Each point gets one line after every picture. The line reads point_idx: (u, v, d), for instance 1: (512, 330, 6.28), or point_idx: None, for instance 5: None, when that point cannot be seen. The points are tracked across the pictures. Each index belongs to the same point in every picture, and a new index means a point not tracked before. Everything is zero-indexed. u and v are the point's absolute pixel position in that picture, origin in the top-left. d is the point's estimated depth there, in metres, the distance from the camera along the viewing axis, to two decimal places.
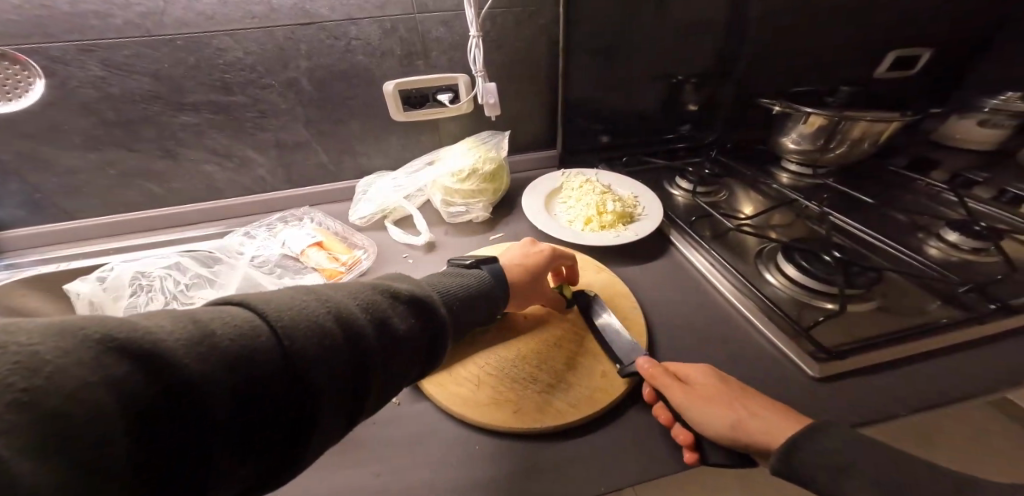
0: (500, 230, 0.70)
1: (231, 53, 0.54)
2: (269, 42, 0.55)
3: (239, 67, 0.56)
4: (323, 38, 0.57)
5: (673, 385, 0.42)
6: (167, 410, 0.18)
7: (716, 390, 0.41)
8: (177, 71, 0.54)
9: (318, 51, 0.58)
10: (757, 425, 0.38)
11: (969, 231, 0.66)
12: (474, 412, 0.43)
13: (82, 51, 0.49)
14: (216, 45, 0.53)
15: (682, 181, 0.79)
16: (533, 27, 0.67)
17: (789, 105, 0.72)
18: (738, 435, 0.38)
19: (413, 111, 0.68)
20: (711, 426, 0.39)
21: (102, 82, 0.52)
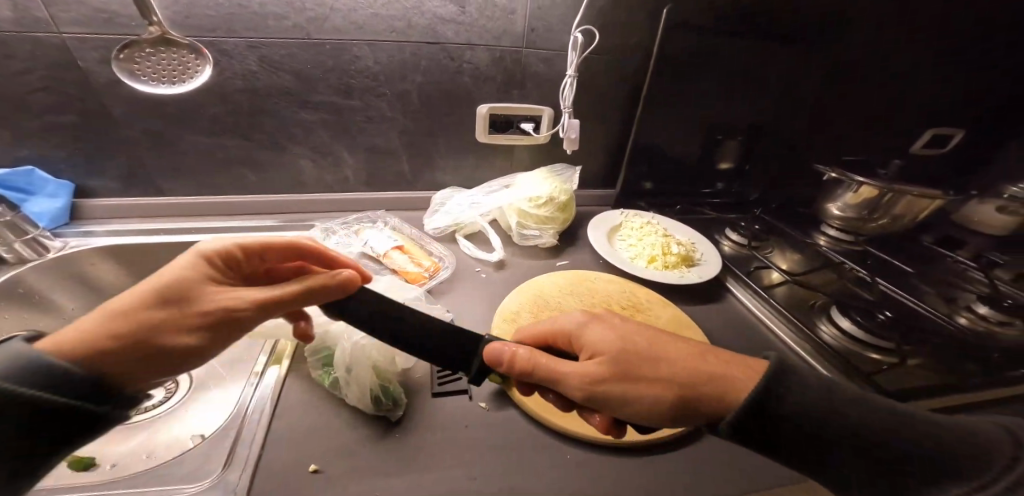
0: (566, 257, 0.74)
1: (363, 61, 0.59)
2: (398, 55, 0.60)
3: (366, 75, 0.60)
4: (442, 58, 0.62)
5: (566, 369, 0.35)
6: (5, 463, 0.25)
7: (613, 356, 0.35)
8: (316, 72, 0.58)
9: (435, 69, 0.63)
10: (707, 392, 0.33)
11: (999, 306, 0.71)
12: (570, 418, 0.45)
13: (251, 47, 0.54)
14: (353, 52, 0.58)
15: (732, 233, 0.84)
16: (623, 74, 0.74)
17: (843, 173, 0.77)
18: (690, 411, 0.33)
19: (496, 135, 0.74)
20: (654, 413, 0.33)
21: (250, 75, 0.56)
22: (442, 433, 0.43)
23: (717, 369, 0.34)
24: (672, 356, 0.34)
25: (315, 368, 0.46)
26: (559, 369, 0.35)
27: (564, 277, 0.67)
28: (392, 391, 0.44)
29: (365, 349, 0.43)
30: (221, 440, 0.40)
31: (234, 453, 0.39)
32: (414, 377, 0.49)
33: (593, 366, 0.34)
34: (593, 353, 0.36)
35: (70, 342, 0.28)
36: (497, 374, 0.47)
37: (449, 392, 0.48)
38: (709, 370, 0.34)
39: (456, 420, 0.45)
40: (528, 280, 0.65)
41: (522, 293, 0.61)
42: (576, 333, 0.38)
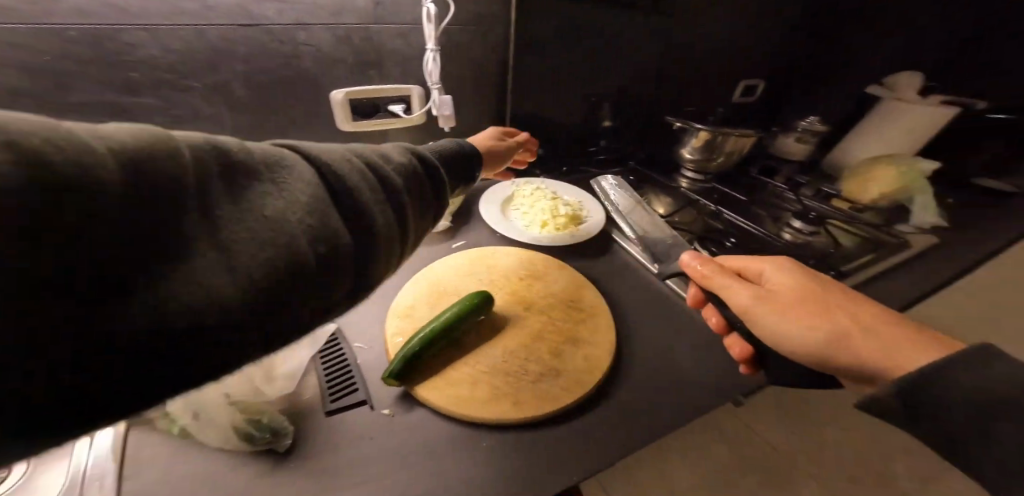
0: (462, 239, 0.72)
1: (145, 49, 0.46)
2: (196, 40, 0.48)
3: (153, 66, 0.48)
4: (262, 41, 0.52)
5: (737, 292, 0.46)
6: (157, 350, 0.18)
7: (800, 292, 0.44)
8: (71, 67, 0.44)
9: (255, 54, 0.52)
10: (847, 353, 0.39)
11: (807, 219, 0.90)
12: (477, 406, 0.45)
13: None
14: (127, 40, 0.45)
15: (613, 188, 0.90)
16: (486, 45, 0.71)
17: (686, 122, 0.91)
18: (832, 353, 0.40)
19: (362, 122, 0.66)
20: (802, 346, 0.42)
21: None
22: (342, 455, 0.41)
23: (884, 330, 0.39)
24: (856, 313, 0.41)
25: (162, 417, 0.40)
26: (733, 291, 0.47)
27: (459, 258, 0.64)
28: (269, 422, 0.40)
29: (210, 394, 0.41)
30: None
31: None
32: (299, 402, 0.44)
33: (777, 293, 0.45)
34: (773, 284, 0.46)
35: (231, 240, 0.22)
36: (392, 377, 0.46)
37: (344, 405, 0.45)
38: (874, 332, 0.39)
39: (359, 436, 0.42)
40: (423, 269, 0.62)
41: (416, 285, 0.58)
42: (769, 274, 0.47)
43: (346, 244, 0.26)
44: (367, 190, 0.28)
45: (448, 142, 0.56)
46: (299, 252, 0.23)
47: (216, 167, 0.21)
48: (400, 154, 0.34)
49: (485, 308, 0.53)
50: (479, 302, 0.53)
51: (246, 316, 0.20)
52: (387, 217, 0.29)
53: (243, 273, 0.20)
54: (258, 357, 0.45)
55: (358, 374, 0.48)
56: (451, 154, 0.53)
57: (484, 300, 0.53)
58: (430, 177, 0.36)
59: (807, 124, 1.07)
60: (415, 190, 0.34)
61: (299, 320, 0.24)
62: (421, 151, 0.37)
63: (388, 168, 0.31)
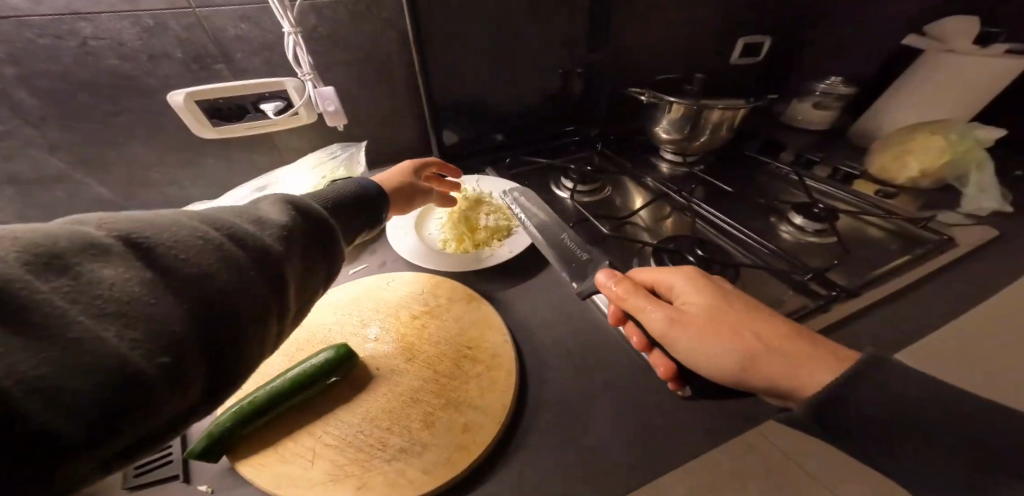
0: (364, 259, 0.60)
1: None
2: None
3: None
4: (29, 37, 0.41)
5: (652, 309, 0.40)
6: (38, 444, 0.15)
7: (711, 311, 0.38)
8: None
9: (29, 54, 0.42)
10: (767, 370, 0.34)
11: (811, 214, 0.70)
12: (302, 495, 0.35)
13: None
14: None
15: (565, 181, 0.76)
16: (373, 19, 0.56)
17: (654, 94, 0.70)
18: (747, 378, 0.35)
19: (225, 126, 0.53)
20: (713, 369, 0.37)
21: None
22: None
23: (796, 349, 0.34)
24: (768, 331, 0.35)
25: None
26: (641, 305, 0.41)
27: (346, 292, 0.54)
28: None
29: None
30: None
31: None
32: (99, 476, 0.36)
33: (687, 313, 0.39)
34: (687, 301, 0.40)
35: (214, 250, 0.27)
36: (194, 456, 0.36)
37: (144, 484, 0.36)
38: (784, 353, 0.34)
39: None
40: None
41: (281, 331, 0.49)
42: (682, 290, 0.41)
43: (230, 320, 0.21)
44: (243, 261, 0.23)
45: (349, 184, 0.41)
46: (167, 325, 0.19)
47: (44, 263, 0.17)
48: (290, 214, 0.28)
49: (342, 364, 0.43)
50: (339, 357, 0.43)
51: (108, 412, 0.17)
52: (280, 274, 0.25)
53: (74, 343, 0.16)
54: None
55: (178, 443, 0.39)
56: (348, 200, 0.39)
57: (350, 354, 0.44)
58: (327, 239, 0.30)
59: (825, 86, 0.87)
60: (314, 249, 0.29)
61: (177, 411, 0.20)
62: (312, 205, 0.30)
63: (273, 227, 0.26)
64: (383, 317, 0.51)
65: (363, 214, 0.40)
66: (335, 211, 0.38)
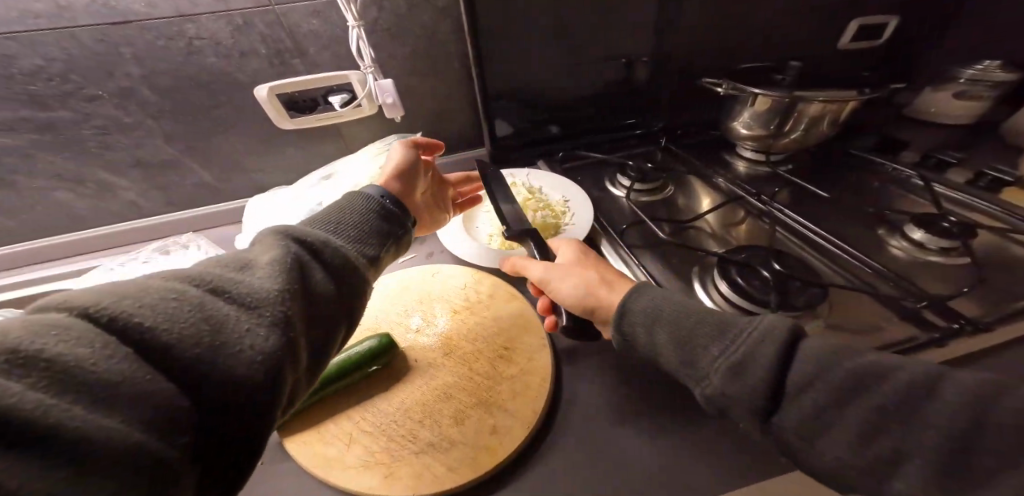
0: (412, 250, 0.62)
1: (24, 60, 0.44)
2: (75, 47, 0.45)
3: (43, 77, 0.45)
4: (148, 39, 0.46)
5: (535, 264, 0.47)
6: None
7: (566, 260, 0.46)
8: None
9: (147, 54, 0.47)
10: (601, 295, 0.41)
11: (937, 228, 0.57)
12: (337, 474, 0.37)
13: None
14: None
15: (622, 179, 0.70)
16: (431, 9, 0.57)
17: (734, 85, 0.61)
18: (588, 304, 0.42)
19: (301, 118, 0.58)
20: (567, 300, 0.43)
21: None
22: None
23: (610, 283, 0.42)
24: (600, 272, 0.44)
25: None
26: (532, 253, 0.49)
27: (394, 282, 0.55)
28: None
29: None
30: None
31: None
32: None
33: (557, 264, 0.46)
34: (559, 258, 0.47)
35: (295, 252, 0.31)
36: None
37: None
38: (610, 284, 0.42)
39: None
40: None
41: None
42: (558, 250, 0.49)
43: (224, 379, 0.22)
44: (231, 314, 0.24)
45: (357, 198, 0.39)
46: (158, 394, 0.20)
47: (21, 361, 0.17)
48: (281, 249, 0.29)
49: (381, 353, 0.44)
50: (381, 347, 0.44)
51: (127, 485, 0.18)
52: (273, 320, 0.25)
53: (64, 429, 0.16)
54: None
55: None
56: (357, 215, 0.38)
57: (391, 345, 0.45)
58: (332, 268, 0.32)
59: (975, 71, 0.68)
60: (308, 282, 0.29)
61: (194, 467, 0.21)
62: (305, 238, 0.31)
63: (256, 273, 0.27)
64: (424, 309, 0.52)
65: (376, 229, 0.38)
66: (346, 229, 0.36)
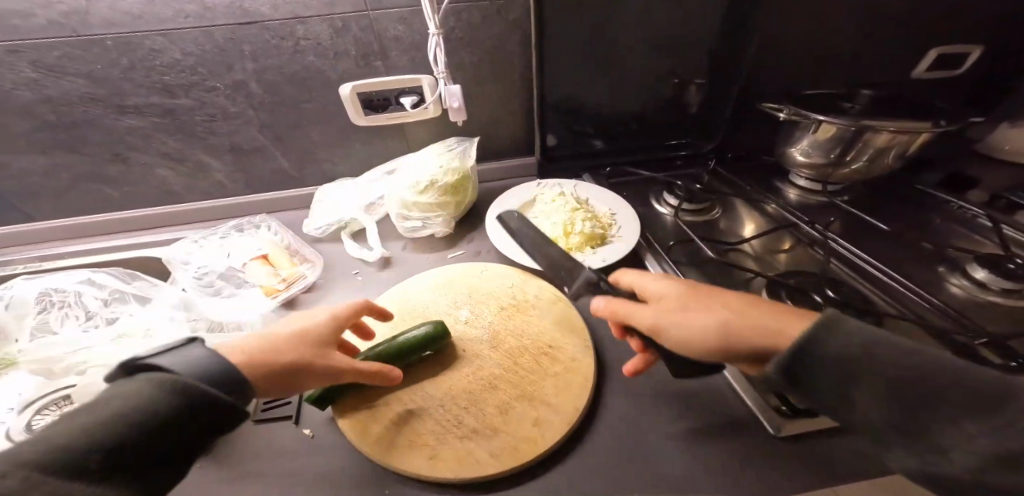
0: (462, 247, 0.65)
1: (167, 54, 0.51)
2: (207, 43, 0.51)
3: (178, 69, 0.52)
4: (266, 39, 0.52)
5: (637, 308, 0.39)
6: None
7: (686, 297, 0.37)
8: (111, 72, 0.51)
9: (262, 52, 0.53)
10: (750, 324, 0.33)
11: (1001, 269, 0.55)
12: (387, 452, 0.39)
13: (13, 53, 0.47)
14: (150, 45, 0.49)
15: (669, 197, 0.72)
16: (504, 22, 0.62)
17: (796, 112, 0.62)
18: (733, 345, 0.33)
19: (375, 115, 0.64)
20: (695, 345, 0.35)
21: (37, 84, 0.50)
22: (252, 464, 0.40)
23: (765, 314, 0.34)
24: (730, 300, 0.36)
25: None
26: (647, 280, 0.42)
27: (445, 274, 0.58)
28: None
29: None
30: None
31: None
32: None
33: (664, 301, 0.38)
34: (659, 296, 0.40)
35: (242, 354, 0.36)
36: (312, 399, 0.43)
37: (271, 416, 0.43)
38: (757, 313, 0.34)
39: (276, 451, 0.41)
40: (403, 282, 0.57)
41: (387, 303, 0.54)
42: (651, 287, 0.41)
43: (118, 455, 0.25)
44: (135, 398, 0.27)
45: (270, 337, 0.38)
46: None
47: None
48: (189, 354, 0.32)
49: (433, 340, 0.46)
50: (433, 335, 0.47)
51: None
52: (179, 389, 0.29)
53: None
54: None
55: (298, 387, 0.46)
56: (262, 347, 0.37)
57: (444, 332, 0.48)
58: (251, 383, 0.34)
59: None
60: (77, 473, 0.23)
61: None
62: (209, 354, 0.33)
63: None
64: (474, 302, 0.54)
65: (201, 388, 0.29)
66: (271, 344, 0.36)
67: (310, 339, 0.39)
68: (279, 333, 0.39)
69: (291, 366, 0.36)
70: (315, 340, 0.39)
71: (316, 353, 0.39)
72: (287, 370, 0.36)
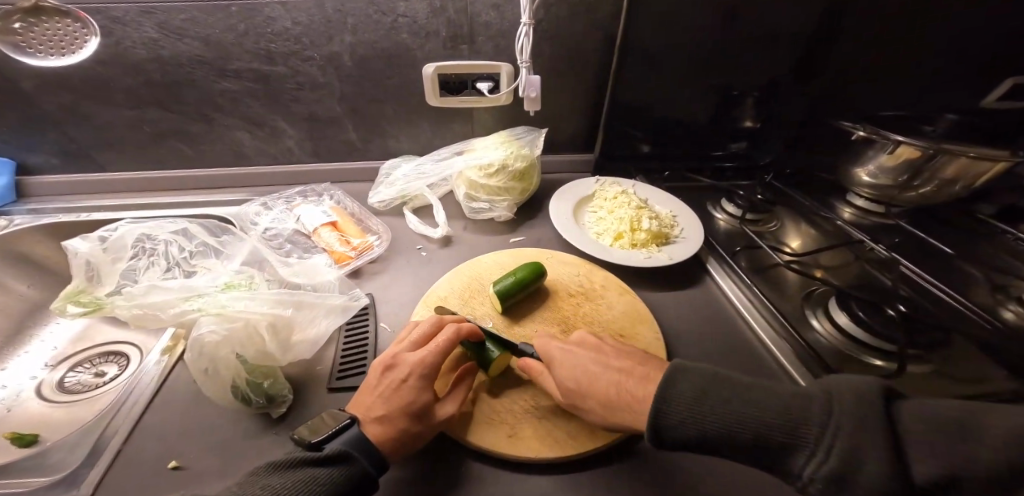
0: (522, 233, 0.66)
1: (279, 22, 0.55)
2: (317, 13, 0.55)
3: (284, 38, 0.57)
4: (369, 13, 0.56)
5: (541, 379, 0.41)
6: None
7: (569, 382, 0.39)
8: (225, 36, 0.56)
9: (363, 26, 0.57)
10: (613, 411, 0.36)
11: None
12: (465, 429, 0.39)
13: (141, 12, 0.52)
14: (266, 13, 0.54)
15: (728, 204, 0.72)
16: (589, 20, 0.64)
17: (874, 130, 0.63)
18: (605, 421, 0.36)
19: (449, 97, 0.66)
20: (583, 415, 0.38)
21: (154, 44, 0.55)
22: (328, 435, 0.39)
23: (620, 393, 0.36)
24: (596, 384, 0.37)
25: (255, 399, 0.37)
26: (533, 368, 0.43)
27: (513, 254, 0.59)
28: (267, 387, 0.37)
29: (221, 345, 0.35)
30: (106, 421, 0.37)
31: (85, 466, 0.34)
32: (312, 370, 0.43)
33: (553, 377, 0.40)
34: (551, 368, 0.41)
35: (376, 430, 0.34)
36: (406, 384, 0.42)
37: (349, 387, 0.41)
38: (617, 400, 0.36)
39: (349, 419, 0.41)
40: (473, 258, 0.58)
41: (456, 275, 0.55)
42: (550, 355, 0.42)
43: None
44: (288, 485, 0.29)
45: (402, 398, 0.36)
46: None
47: None
48: (336, 433, 0.33)
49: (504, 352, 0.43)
50: (539, 269, 0.52)
51: None
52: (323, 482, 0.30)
53: None
54: (277, 312, 0.39)
55: (370, 352, 0.45)
56: (390, 421, 0.35)
57: (541, 265, 0.54)
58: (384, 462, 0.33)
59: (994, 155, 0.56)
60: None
61: None
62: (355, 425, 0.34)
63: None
64: (545, 288, 0.55)
65: (361, 459, 0.32)
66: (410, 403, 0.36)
67: (412, 411, 0.35)
68: (385, 406, 0.35)
69: (415, 442, 0.35)
70: (420, 408, 0.36)
71: (434, 420, 0.36)
72: (412, 447, 0.35)
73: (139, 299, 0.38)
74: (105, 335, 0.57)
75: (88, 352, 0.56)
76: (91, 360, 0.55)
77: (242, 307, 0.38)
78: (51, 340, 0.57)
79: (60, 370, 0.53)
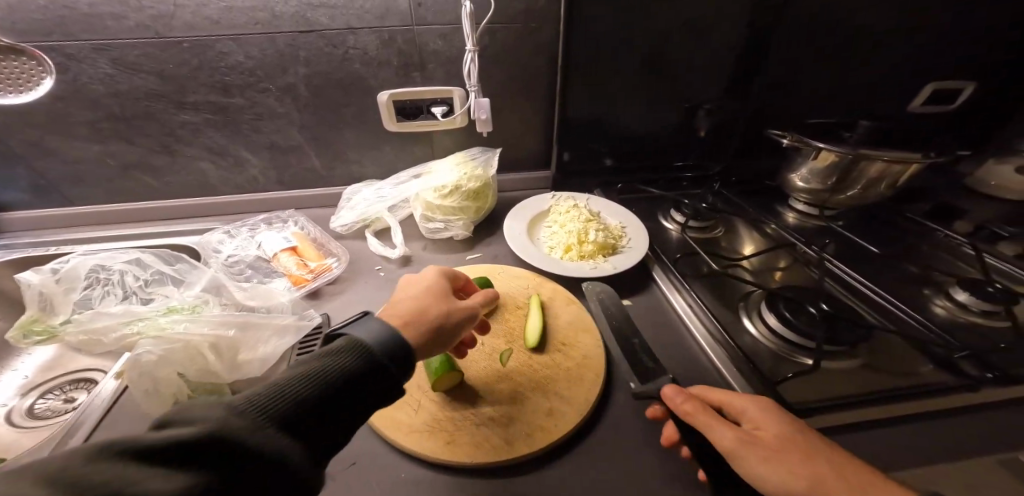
0: (479, 249, 0.69)
1: (232, 57, 0.59)
2: (270, 47, 0.59)
3: (239, 71, 0.60)
4: (321, 45, 0.60)
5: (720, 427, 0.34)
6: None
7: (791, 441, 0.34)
8: (181, 71, 0.59)
9: (316, 58, 0.61)
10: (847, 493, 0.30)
11: (983, 293, 0.59)
12: (405, 436, 0.40)
13: (97, 50, 0.55)
14: (218, 48, 0.58)
15: (676, 214, 0.76)
16: (533, 43, 0.69)
17: (799, 139, 0.67)
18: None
19: (405, 122, 0.70)
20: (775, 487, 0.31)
21: (111, 79, 0.58)
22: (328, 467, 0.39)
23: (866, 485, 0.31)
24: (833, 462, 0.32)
25: None
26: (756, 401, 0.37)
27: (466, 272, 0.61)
28: None
29: (161, 364, 0.37)
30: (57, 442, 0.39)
31: None
32: None
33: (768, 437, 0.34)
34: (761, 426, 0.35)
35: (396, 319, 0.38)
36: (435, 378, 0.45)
37: None
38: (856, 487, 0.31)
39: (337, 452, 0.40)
40: None
41: None
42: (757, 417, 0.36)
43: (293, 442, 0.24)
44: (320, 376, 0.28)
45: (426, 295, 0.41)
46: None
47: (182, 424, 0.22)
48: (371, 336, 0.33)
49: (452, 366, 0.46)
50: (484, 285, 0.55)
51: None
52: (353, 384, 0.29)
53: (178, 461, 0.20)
54: (220, 333, 0.41)
55: None
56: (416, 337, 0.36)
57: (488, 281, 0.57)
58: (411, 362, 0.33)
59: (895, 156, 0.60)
60: (312, 404, 0.27)
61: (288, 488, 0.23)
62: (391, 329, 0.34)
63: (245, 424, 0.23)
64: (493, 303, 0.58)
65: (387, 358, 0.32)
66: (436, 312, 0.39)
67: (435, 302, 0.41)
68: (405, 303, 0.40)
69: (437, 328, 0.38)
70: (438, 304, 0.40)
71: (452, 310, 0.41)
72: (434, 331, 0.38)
73: (86, 325, 0.41)
74: (74, 363, 0.59)
75: (58, 380, 0.57)
76: (61, 387, 0.56)
77: (183, 328, 0.40)
78: (23, 369, 0.58)
79: (31, 397, 0.55)
